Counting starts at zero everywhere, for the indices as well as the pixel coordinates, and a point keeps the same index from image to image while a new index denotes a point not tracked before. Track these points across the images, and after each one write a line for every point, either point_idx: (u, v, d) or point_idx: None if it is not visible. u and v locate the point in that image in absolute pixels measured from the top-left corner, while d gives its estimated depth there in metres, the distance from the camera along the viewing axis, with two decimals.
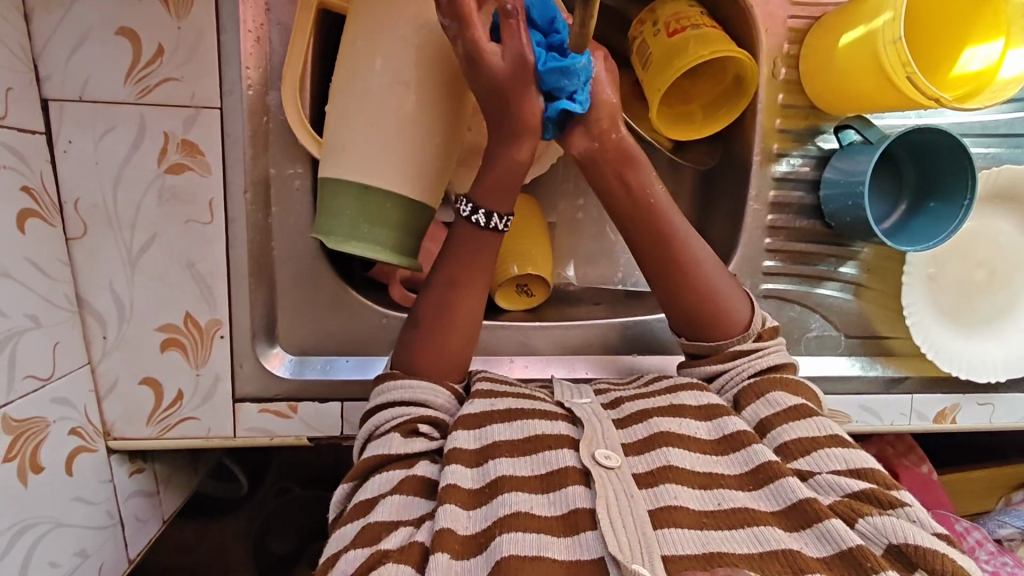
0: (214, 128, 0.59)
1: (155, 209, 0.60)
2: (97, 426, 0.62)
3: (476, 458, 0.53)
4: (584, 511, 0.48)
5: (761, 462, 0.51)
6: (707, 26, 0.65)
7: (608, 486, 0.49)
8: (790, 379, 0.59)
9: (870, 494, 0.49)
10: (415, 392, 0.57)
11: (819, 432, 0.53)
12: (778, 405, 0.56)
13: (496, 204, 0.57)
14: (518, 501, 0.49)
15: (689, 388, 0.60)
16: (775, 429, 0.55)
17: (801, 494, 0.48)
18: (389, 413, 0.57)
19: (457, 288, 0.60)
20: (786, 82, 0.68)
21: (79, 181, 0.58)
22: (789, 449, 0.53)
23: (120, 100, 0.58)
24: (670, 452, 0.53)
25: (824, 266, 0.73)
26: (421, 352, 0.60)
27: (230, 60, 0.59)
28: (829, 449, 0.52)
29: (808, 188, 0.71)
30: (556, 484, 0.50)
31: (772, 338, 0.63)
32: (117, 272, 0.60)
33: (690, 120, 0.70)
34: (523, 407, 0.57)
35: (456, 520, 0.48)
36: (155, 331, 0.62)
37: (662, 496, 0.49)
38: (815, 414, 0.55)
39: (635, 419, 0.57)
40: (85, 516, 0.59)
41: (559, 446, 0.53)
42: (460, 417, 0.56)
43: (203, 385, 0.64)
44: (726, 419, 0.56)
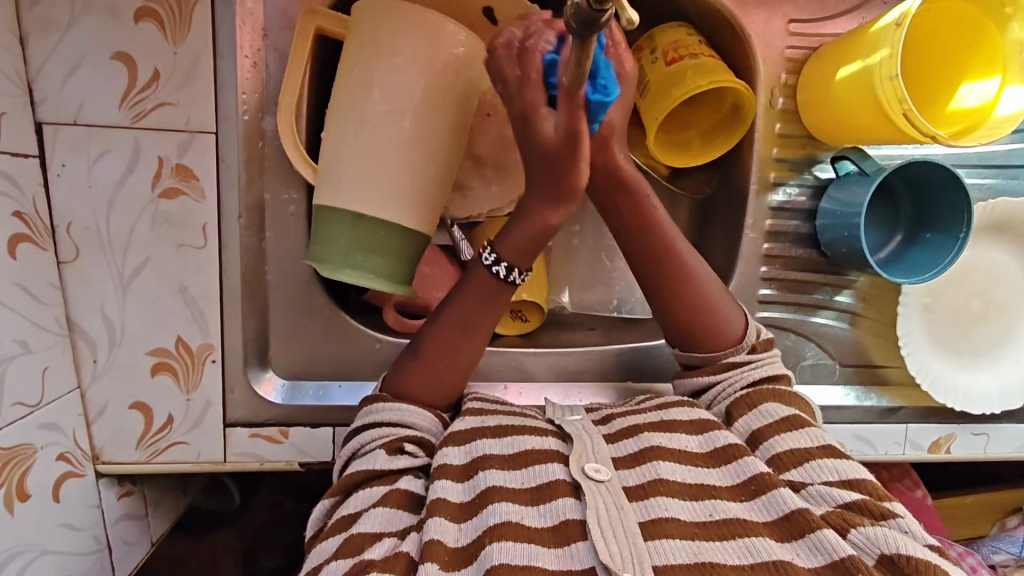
0: (209, 152, 0.59)
1: (148, 232, 0.60)
2: (86, 451, 0.61)
3: (465, 472, 0.53)
4: (575, 521, 0.48)
5: (752, 474, 0.51)
6: (705, 56, 0.66)
7: (598, 498, 0.48)
8: (782, 389, 0.58)
9: (863, 505, 0.48)
10: (402, 414, 0.57)
11: (812, 443, 0.53)
12: (773, 417, 0.56)
13: (522, 263, 0.56)
14: (508, 511, 0.48)
15: (680, 404, 0.59)
16: (769, 440, 0.54)
17: (792, 505, 0.48)
18: (375, 433, 0.56)
19: (468, 333, 0.59)
20: (784, 111, 0.69)
21: (72, 205, 0.58)
22: (782, 460, 0.53)
23: (115, 124, 0.57)
24: (662, 466, 0.52)
25: (820, 295, 0.73)
26: (411, 375, 0.59)
27: (226, 85, 0.59)
28: (822, 459, 0.52)
29: (803, 217, 0.71)
30: (547, 495, 0.50)
31: (766, 350, 0.62)
32: (109, 295, 0.60)
33: (687, 147, 0.70)
34: (513, 424, 0.57)
35: (445, 532, 0.48)
36: (146, 355, 0.61)
37: (653, 509, 0.49)
38: (809, 425, 0.55)
39: (625, 434, 0.57)
40: (72, 542, 0.58)
41: (547, 461, 0.53)
42: (449, 433, 0.56)
43: (194, 410, 0.63)
44: (718, 432, 0.55)
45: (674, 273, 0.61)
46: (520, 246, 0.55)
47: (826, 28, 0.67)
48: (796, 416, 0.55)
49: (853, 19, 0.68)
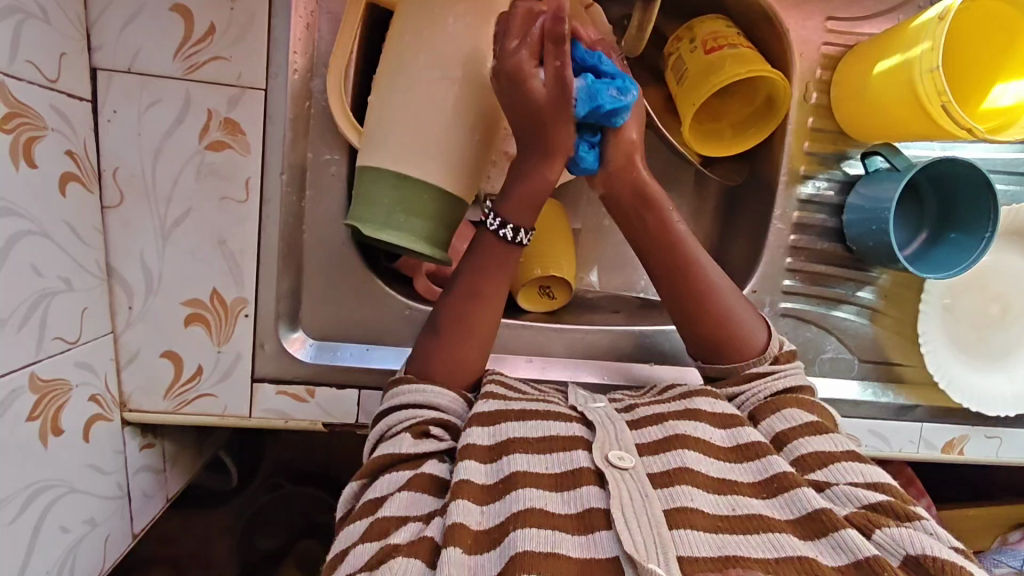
0: (257, 108, 0.60)
1: (192, 184, 0.61)
2: (115, 396, 0.61)
3: (491, 455, 0.54)
4: (599, 511, 0.49)
5: (776, 471, 0.52)
6: (743, 47, 0.68)
7: (623, 485, 0.49)
8: (805, 397, 0.59)
9: (887, 506, 0.49)
10: (428, 395, 0.58)
11: (835, 447, 0.54)
12: (794, 420, 0.57)
13: (518, 218, 0.60)
14: (531, 498, 0.49)
15: (705, 394, 0.60)
16: (792, 442, 0.55)
17: (817, 503, 0.49)
18: (401, 414, 0.57)
19: (480, 296, 0.61)
20: (817, 105, 0.70)
21: (120, 151, 0.59)
22: (806, 461, 0.54)
23: (168, 74, 0.59)
24: (686, 455, 0.53)
25: (842, 290, 0.74)
26: (432, 357, 0.61)
27: (279, 44, 0.60)
28: (847, 462, 0.53)
29: (830, 212, 0.72)
30: (570, 483, 0.51)
31: (789, 361, 0.63)
32: (149, 243, 0.61)
33: (718, 137, 0.72)
34: (537, 409, 0.58)
35: (469, 514, 0.49)
36: (181, 305, 0.62)
37: (678, 498, 0.49)
38: (832, 430, 0.56)
39: (649, 421, 0.58)
40: (99, 484, 0.58)
41: (572, 448, 0.54)
42: (475, 413, 0.57)
43: (223, 362, 0.64)
44: (742, 428, 0.56)
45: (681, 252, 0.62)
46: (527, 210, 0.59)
47: (862, 28, 0.69)
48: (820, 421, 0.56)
49: (889, 20, 0.70)
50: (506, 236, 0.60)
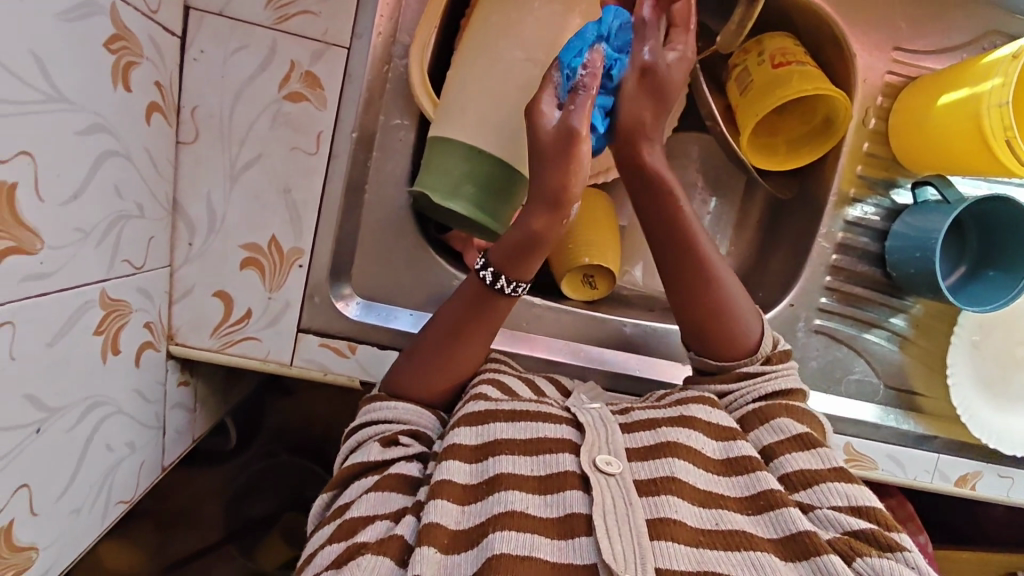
0: (338, 65, 0.62)
1: (266, 131, 0.62)
2: (164, 327, 0.63)
3: (476, 455, 0.55)
4: (581, 515, 0.50)
5: (764, 489, 0.53)
6: (810, 65, 0.69)
7: (607, 492, 0.51)
8: (796, 405, 0.60)
9: (871, 535, 0.50)
10: (397, 412, 0.59)
11: (822, 464, 0.55)
12: (783, 433, 0.57)
13: (517, 276, 0.57)
14: (513, 501, 0.51)
15: (699, 401, 0.60)
16: (780, 458, 0.56)
17: (800, 526, 0.50)
18: (370, 429, 0.59)
19: (458, 335, 0.60)
20: (875, 131, 0.72)
21: (201, 90, 0.61)
22: (793, 480, 0.55)
23: (257, 22, 0.60)
24: (676, 464, 0.54)
25: (875, 314, 0.75)
26: (405, 374, 0.61)
27: (367, 6, 0.62)
28: (833, 483, 0.54)
29: (874, 237, 0.74)
30: (555, 486, 0.52)
31: (781, 362, 0.62)
32: (217, 183, 0.62)
33: (774, 151, 0.74)
34: (527, 408, 0.58)
35: (447, 515, 0.51)
36: (239, 248, 0.63)
37: (662, 508, 0.51)
38: (822, 445, 0.57)
39: (643, 426, 0.58)
40: (141, 411, 0.59)
41: (558, 451, 0.55)
42: (463, 413, 0.57)
43: (272, 308, 0.65)
44: (736, 441, 0.57)
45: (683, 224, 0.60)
46: (532, 265, 0.57)
47: (926, 61, 0.71)
48: (809, 434, 0.57)
49: (953, 57, 0.71)
50: (505, 291, 0.58)
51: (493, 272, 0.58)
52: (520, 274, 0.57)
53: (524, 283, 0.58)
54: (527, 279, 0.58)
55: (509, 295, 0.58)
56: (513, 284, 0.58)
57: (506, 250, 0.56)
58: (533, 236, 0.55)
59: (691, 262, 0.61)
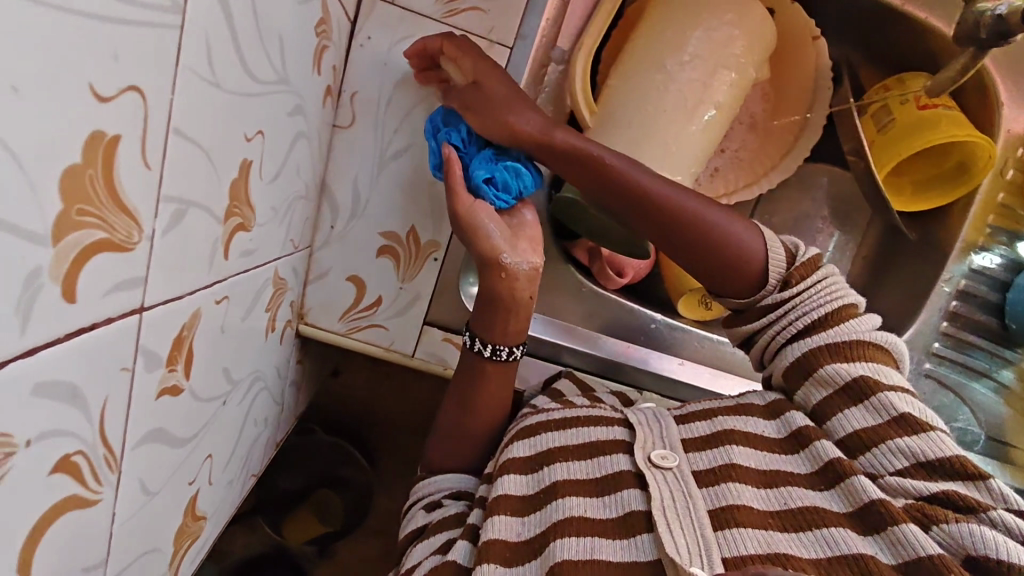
0: (498, 64, 0.62)
1: (419, 122, 0.62)
2: (298, 306, 0.63)
3: (530, 465, 0.56)
4: (639, 511, 0.50)
5: (829, 458, 0.50)
6: (956, 109, 0.69)
7: (662, 486, 0.50)
8: (857, 338, 0.53)
9: (947, 497, 0.45)
10: (433, 481, 0.63)
11: (878, 418, 0.50)
12: (831, 385, 0.52)
13: (494, 338, 0.60)
14: (571, 506, 0.51)
15: (756, 391, 0.59)
16: (835, 416, 0.52)
17: (871, 497, 0.46)
18: (417, 504, 0.64)
19: (458, 406, 0.63)
20: (1010, 182, 0.71)
21: (363, 76, 0.61)
22: (852, 441, 0.50)
23: (426, 14, 0.60)
24: (734, 451, 0.52)
25: (986, 364, 0.75)
26: (434, 448, 0.65)
27: (535, 9, 0.62)
28: (899, 439, 0.49)
29: (995, 287, 0.73)
30: (612, 488, 0.52)
31: (804, 280, 0.55)
32: (365, 169, 0.63)
33: (896, 192, 0.74)
34: (579, 414, 0.59)
35: (508, 528, 0.52)
36: (378, 235, 0.64)
37: (726, 496, 0.49)
38: (881, 387, 0.51)
39: (698, 417, 0.57)
40: (275, 388, 0.59)
41: (613, 452, 0.55)
42: (518, 430, 0.60)
43: (402, 298, 0.65)
44: (794, 413, 0.54)
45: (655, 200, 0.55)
46: (506, 326, 0.60)
47: None
48: (863, 379, 0.51)
49: None
50: (484, 352, 0.61)
51: (471, 334, 0.61)
52: (497, 336, 0.60)
53: (513, 346, 0.61)
54: (515, 341, 0.61)
55: (490, 356, 0.61)
56: (490, 345, 0.60)
57: (481, 317, 0.61)
58: (496, 299, 0.58)
59: (658, 209, 0.55)
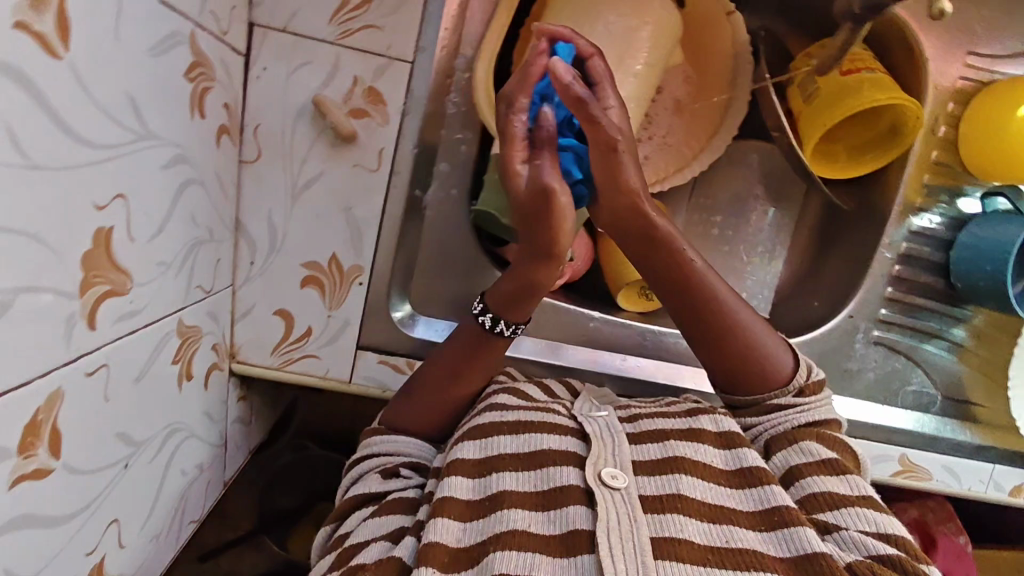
0: (402, 80, 0.60)
1: (328, 148, 0.61)
2: (227, 346, 0.62)
3: (479, 470, 0.55)
4: (583, 532, 0.50)
5: (777, 504, 0.52)
6: (880, 71, 0.67)
7: (611, 509, 0.50)
8: (829, 433, 0.59)
9: (894, 560, 0.48)
10: (397, 444, 0.61)
11: (851, 490, 0.53)
12: (813, 456, 0.56)
13: (517, 318, 0.61)
14: (516, 519, 0.50)
15: (711, 412, 0.60)
16: (806, 478, 0.55)
17: (815, 547, 0.48)
18: (374, 461, 0.61)
19: (457, 375, 0.62)
20: (943, 139, 0.70)
21: (264, 107, 0.59)
22: (817, 500, 0.53)
23: (321, 37, 0.58)
24: (681, 481, 0.53)
25: (936, 324, 0.74)
26: (403, 411, 0.63)
27: (432, 18, 0.59)
28: (861, 508, 0.52)
29: (938, 246, 0.72)
30: (559, 502, 0.52)
31: (814, 394, 0.61)
32: (278, 202, 0.61)
33: (833, 159, 0.72)
34: (531, 419, 0.58)
35: (448, 533, 0.51)
36: (300, 266, 0.63)
37: (668, 527, 0.50)
38: (853, 473, 0.55)
39: (650, 437, 0.58)
40: (208, 432, 0.59)
41: (564, 464, 0.54)
42: (471, 428, 0.58)
43: (332, 326, 0.65)
44: (745, 451, 0.56)
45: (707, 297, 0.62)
46: (525, 310, 0.61)
47: (1000, 66, 0.69)
48: (840, 461, 0.55)
49: None
50: (504, 332, 0.61)
51: (493, 317, 0.61)
52: (516, 314, 0.61)
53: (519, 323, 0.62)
54: (521, 320, 0.62)
55: (510, 336, 0.62)
56: (512, 326, 0.61)
57: (504, 295, 0.60)
58: (533, 286, 0.59)
59: (691, 294, 0.61)
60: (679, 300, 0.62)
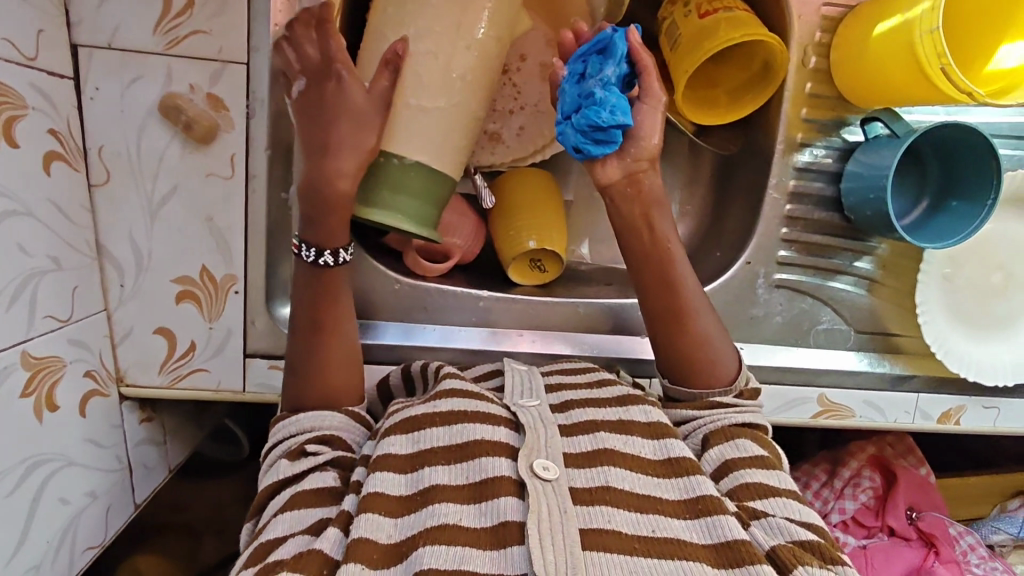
0: (240, 82, 0.59)
1: (177, 161, 0.60)
2: (110, 371, 0.63)
3: (411, 464, 0.53)
4: (513, 524, 0.48)
5: (701, 493, 0.52)
6: (738, 9, 0.64)
7: (543, 499, 0.48)
8: (763, 435, 0.59)
9: (814, 546, 0.48)
10: (301, 421, 0.58)
11: (779, 484, 0.54)
12: (747, 451, 0.56)
13: (330, 242, 0.58)
14: (446, 513, 0.48)
15: (641, 403, 0.60)
16: (738, 470, 0.55)
17: (735, 534, 0.48)
18: (285, 441, 0.57)
19: (325, 331, 0.59)
20: (815, 70, 0.68)
21: (104, 128, 0.58)
22: (749, 490, 0.53)
23: (148, 49, 0.57)
24: (611, 472, 0.52)
25: (839, 260, 0.72)
26: (297, 389, 0.60)
27: (259, 16, 0.58)
28: (786, 498, 0.53)
29: (828, 180, 0.70)
30: (489, 493, 0.50)
31: (752, 399, 0.61)
32: (138, 221, 0.61)
33: (713, 105, 0.69)
34: (465, 408, 0.56)
35: (377, 529, 0.48)
36: (171, 282, 0.62)
37: (597, 517, 0.48)
38: (780, 469, 0.56)
39: (582, 429, 0.56)
40: (95, 458, 0.59)
41: (495, 454, 0.52)
42: (396, 422, 0.56)
43: (215, 338, 0.65)
44: (673, 441, 0.56)
45: (669, 277, 0.62)
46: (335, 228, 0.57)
47: None
48: (770, 457, 0.56)
49: None
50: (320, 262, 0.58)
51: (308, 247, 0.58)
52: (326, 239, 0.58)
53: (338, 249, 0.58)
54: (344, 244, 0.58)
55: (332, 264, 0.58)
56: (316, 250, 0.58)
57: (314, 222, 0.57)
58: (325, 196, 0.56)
59: (660, 270, 0.62)
60: (649, 299, 0.63)
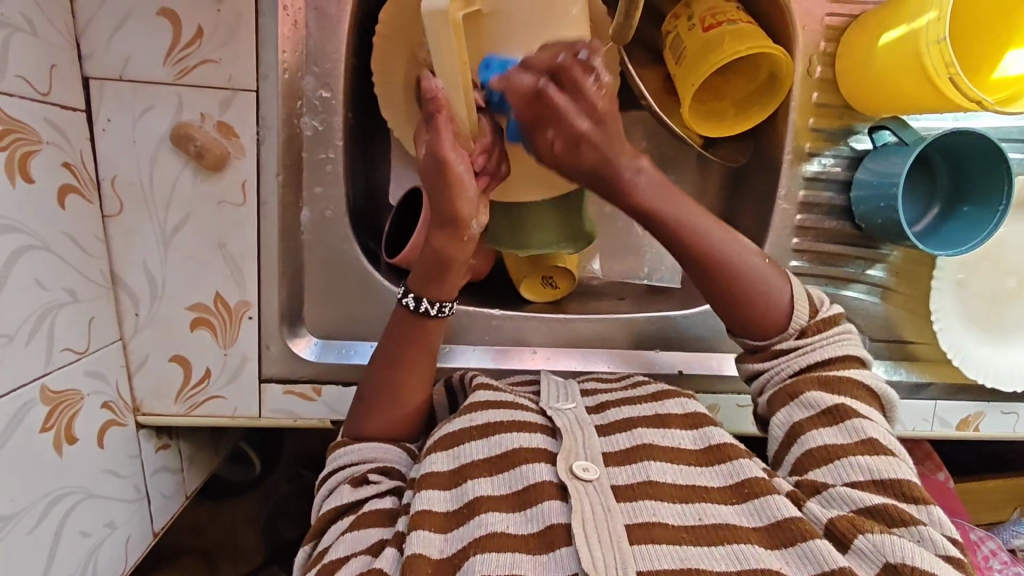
0: (249, 109, 0.59)
1: (189, 188, 0.60)
2: (127, 401, 0.63)
3: (452, 481, 0.52)
4: (559, 526, 0.47)
5: (747, 476, 0.51)
6: (743, 22, 0.65)
7: (585, 500, 0.48)
8: (830, 376, 0.55)
9: (883, 512, 0.48)
10: (361, 451, 0.58)
11: (850, 438, 0.52)
12: (814, 409, 0.54)
13: (438, 295, 0.58)
14: (494, 522, 0.48)
15: (676, 396, 0.59)
16: (805, 434, 0.53)
17: (785, 513, 0.48)
18: (341, 472, 0.57)
19: (401, 366, 0.59)
20: (822, 80, 0.68)
21: (117, 159, 0.59)
22: (813, 456, 0.52)
23: (159, 80, 0.58)
24: (651, 467, 0.52)
25: (851, 268, 0.72)
26: (366, 418, 0.59)
27: (267, 44, 0.58)
28: (854, 457, 0.51)
29: (838, 189, 0.70)
30: (532, 500, 0.49)
31: (818, 332, 0.57)
32: (152, 250, 0.61)
33: (722, 116, 0.69)
34: (502, 420, 0.56)
35: (429, 544, 0.48)
36: (186, 310, 0.63)
37: (641, 512, 0.48)
38: (855, 415, 0.52)
39: (618, 427, 0.56)
40: (115, 488, 0.59)
41: (533, 461, 0.52)
42: (438, 438, 0.55)
43: (230, 364, 0.65)
44: (713, 429, 0.55)
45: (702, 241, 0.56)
46: (453, 283, 0.58)
47: None
48: (842, 407, 0.53)
49: None
50: (430, 312, 0.59)
51: (414, 297, 0.58)
52: (444, 293, 0.58)
53: (446, 300, 0.59)
54: (449, 296, 0.59)
55: (436, 315, 0.59)
56: (437, 304, 0.58)
57: (419, 272, 0.57)
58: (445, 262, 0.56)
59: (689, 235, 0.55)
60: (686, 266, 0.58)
